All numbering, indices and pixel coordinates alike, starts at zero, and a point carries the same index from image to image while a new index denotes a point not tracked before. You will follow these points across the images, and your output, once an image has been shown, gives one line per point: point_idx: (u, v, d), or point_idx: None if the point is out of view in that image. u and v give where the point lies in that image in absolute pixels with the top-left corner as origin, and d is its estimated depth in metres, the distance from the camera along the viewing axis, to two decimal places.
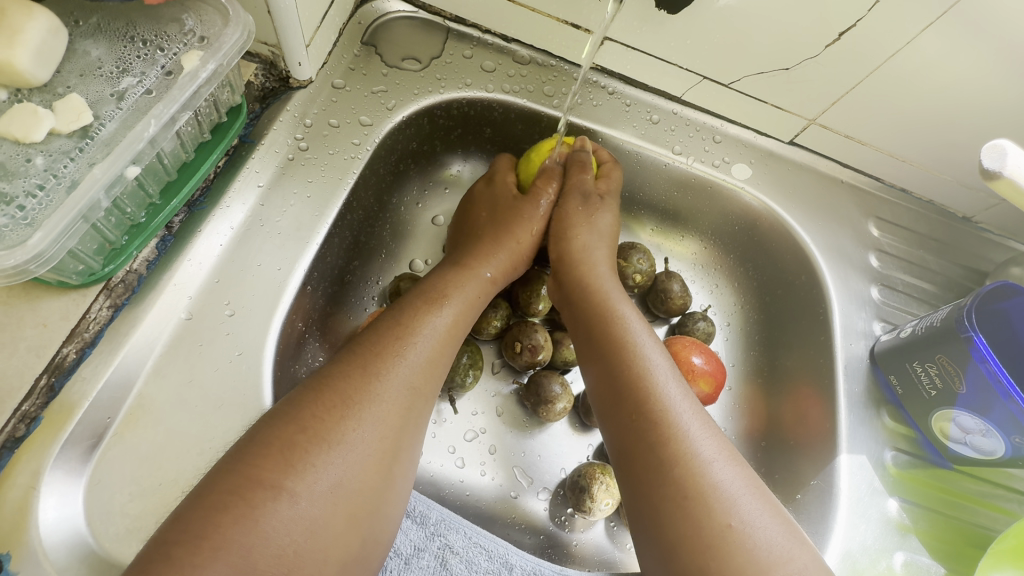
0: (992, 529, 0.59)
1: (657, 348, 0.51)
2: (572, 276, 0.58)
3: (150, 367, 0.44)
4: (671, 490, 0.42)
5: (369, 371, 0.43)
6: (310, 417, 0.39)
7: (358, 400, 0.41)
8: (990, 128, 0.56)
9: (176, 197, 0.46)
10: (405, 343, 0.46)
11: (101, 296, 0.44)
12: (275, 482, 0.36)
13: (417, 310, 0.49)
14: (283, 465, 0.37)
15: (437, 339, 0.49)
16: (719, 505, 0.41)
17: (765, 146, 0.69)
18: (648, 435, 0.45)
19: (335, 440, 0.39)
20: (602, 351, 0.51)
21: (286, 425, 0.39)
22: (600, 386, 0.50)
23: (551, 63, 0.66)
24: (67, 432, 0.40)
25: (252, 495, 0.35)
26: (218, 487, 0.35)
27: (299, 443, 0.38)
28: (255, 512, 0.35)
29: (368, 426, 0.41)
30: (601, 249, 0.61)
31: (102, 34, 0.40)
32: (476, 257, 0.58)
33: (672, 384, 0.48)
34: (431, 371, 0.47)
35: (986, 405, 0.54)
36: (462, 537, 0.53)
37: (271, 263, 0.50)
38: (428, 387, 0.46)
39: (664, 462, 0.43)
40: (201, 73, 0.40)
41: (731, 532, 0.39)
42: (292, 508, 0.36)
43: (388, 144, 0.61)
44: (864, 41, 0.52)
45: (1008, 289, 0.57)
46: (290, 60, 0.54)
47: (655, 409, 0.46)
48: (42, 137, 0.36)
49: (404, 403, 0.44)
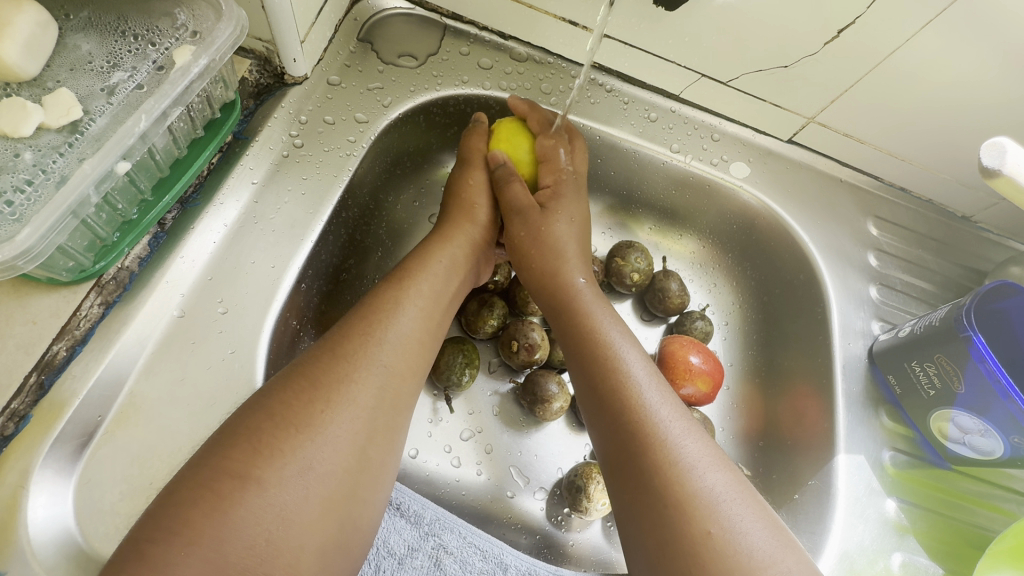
0: (991, 529, 0.58)
1: (638, 354, 0.51)
2: (546, 286, 0.57)
3: (142, 365, 0.43)
4: (653, 500, 0.41)
5: (338, 353, 0.43)
6: (278, 403, 0.39)
7: (328, 386, 0.41)
8: (989, 127, 0.56)
9: (168, 194, 0.46)
10: (377, 325, 0.46)
11: (92, 293, 0.44)
12: (243, 471, 0.36)
13: (389, 292, 0.49)
14: (251, 453, 0.36)
15: (412, 321, 0.48)
16: (701, 511, 0.40)
17: (764, 144, 0.69)
18: (629, 444, 0.44)
19: (304, 425, 0.39)
20: (584, 360, 0.51)
21: (257, 414, 0.39)
22: (583, 396, 0.50)
23: (548, 61, 0.66)
24: (57, 431, 0.40)
25: (219, 487, 0.35)
26: (193, 479, 0.35)
27: (269, 430, 0.38)
28: (223, 503, 0.34)
29: (339, 411, 0.40)
30: (572, 260, 0.58)
31: (93, 28, 0.40)
32: (442, 228, 0.58)
33: (653, 392, 0.47)
34: (407, 353, 0.46)
35: (985, 404, 0.53)
36: (457, 536, 0.52)
37: (265, 260, 0.50)
38: (403, 368, 0.45)
39: (645, 471, 0.43)
40: (193, 68, 0.40)
41: (713, 539, 0.39)
42: (262, 496, 0.35)
43: (384, 142, 0.61)
44: (863, 39, 0.52)
45: (1008, 288, 0.56)
46: (285, 56, 0.53)
47: (637, 415, 0.45)
48: (31, 132, 0.36)
49: (378, 386, 0.43)
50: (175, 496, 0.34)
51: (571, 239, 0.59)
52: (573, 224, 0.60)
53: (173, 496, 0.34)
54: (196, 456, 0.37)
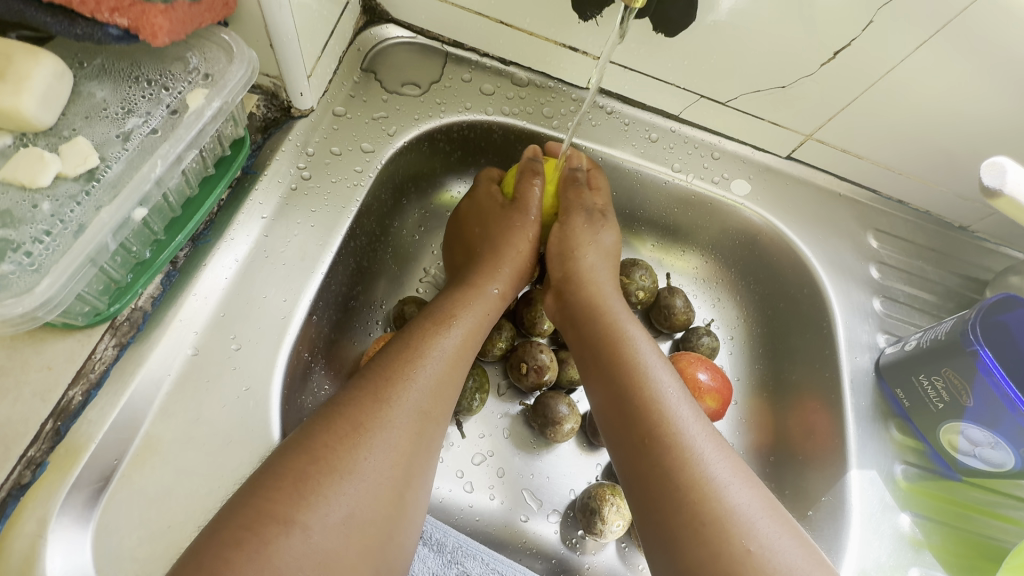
0: (1005, 540, 0.59)
1: (665, 370, 0.51)
2: (577, 301, 0.57)
3: (158, 406, 0.43)
4: (687, 517, 0.42)
5: (379, 394, 0.43)
6: (320, 446, 0.39)
7: (370, 427, 0.41)
8: (986, 142, 0.57)
9: (181, 233, 0.46)
10: (414, 365, 0.46)
11: (106, 335, 0.44)
12: (288, 516, 0.36)
13: (427, 332, 0.50)
14: (295, 497, 0.36)
15: (447, 361, 0.48)
16: (737, 530, 0.40)
17: (763, 161, 0.70)
18: (662, 461, 0.45)
19: (347, 469, 0.39)
20: (609, 374, 0.51)
21: (298, 456, 0.38)
22: (608, 410, 0.50)
23: (548, 85, 0.66)
24: (74, 476, 0.40)
25: (265, 531, 0.35)
26: (234, 521, 0.35)
27: (312, 474, 0.38)
28: (268, 548, 0.34)
29: (380, 453, 0.41)
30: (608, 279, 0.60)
31: (106, 75, 0.40)
32: (479, 274, 0.58)
33: (683, 408, 0.48)
34: (442, 393, 0.47)
35: (994, 418, 0.54)
36: (480, 564, 0.52)
37: (277, 294, 0.50)
38: (437, 410, 0.46)
39: (678, 487, 0.43)
40: (206, 111, 0.41)
41: (751, 558, 0.39)
42: (305, 542, 0.35)
43: (390, 169, 0.61)
44: (859, 60, 0.53)
45: (1010, 300, 0.57)
46: (292, 90, 0.54)
47: (671, 432, 0.46)
48: (49, 182, 0.36)
49: (415, 426, 0.43)
50: (220, 537, 0.34)
51: (607, 274, 0.60)
52: (614, 240, 0.63)
53: (217, 534, 0.34)
54: (239, 492, 0.37)
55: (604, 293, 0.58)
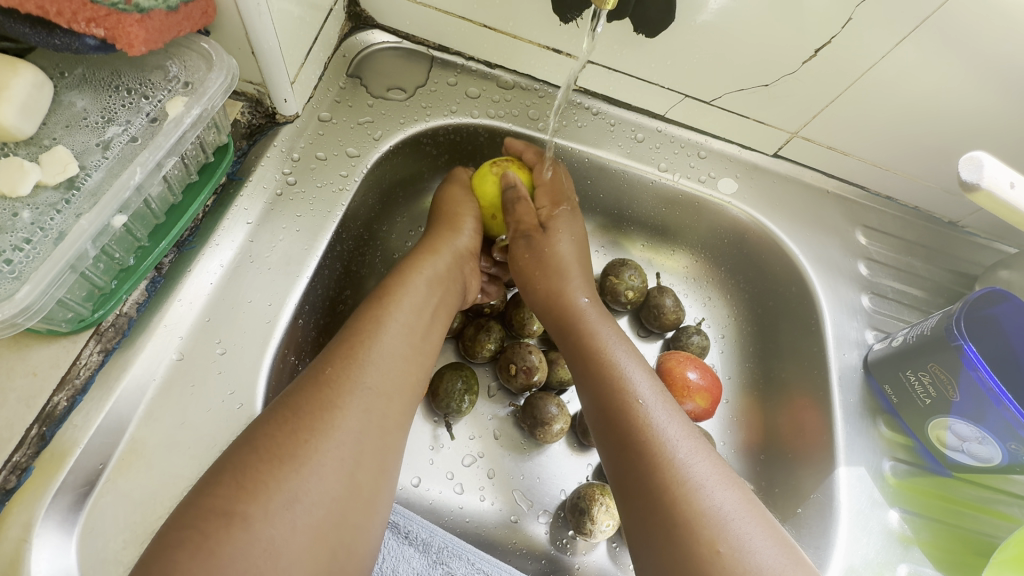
0: (995, 536, 0.59)
1: (646, 375, 0.51)
2: (556, 301, 0.59)
3: (142, 411, 0.44)
4: (663, 518, 0.42)
5: (323, 381, 0.44)
6: (264, 438, 0.40)
7: (313, 415, 0.41)
8: (970, 137, 0.57)
9: (165, 239, 0.47)
10: (361, 350, 0.46)
11: (91, 341, 0.44)
12: (229, 508, 0.36)
13: (374, 314, 0.50)
14: (237, 489, 0.37)
15: (395, 341, 0.48)
16: (709, 531, 0.40)
17: (749, 159, 0.70)
18: (640, 464, 0.45)
19: (290, 457, 0.39)
20: (592, 379, 0.52)
21: (247, 449, 0.39)
22: (592, 417, 0.51)
23: (534, 87, 0.67)
24: (59, 481, 0.40)
25: (206, 525, 0.35)
26: (183, 521, 0.35)
27: (253, 464, 0.38)
28: (210, 541, 0.34)
29: (324, 440, 0.40)
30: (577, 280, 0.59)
31: (87, 85, 0.41)
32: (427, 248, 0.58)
33: (660, 411, 0.48)
34: (392, 374, 0.47)
35: (980, 412, 0.54)
36: (466, 563, 0.53)
37: (262, 299, 0.50)
38: (392, 391, 0.46)
39: (653, 488, 0.43)
40: (185, 119, 0.41)
41: (720, 558, 0.39)
42: (249, 531, 0.35)
43: (377, 173, 0.62)
44: (838, 58, 0.54)
45: (997, 294, 0.57)
46: (276, 97, 0.54)
47: (646, 434, 0.46)
48: (29, 191, 0.37)
49: (364, 410, 0.43)
50: (180, 538, 0.34)
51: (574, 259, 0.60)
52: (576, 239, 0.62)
53: (162, 537, 0.35)
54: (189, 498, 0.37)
55: (575, 300, 0.58)
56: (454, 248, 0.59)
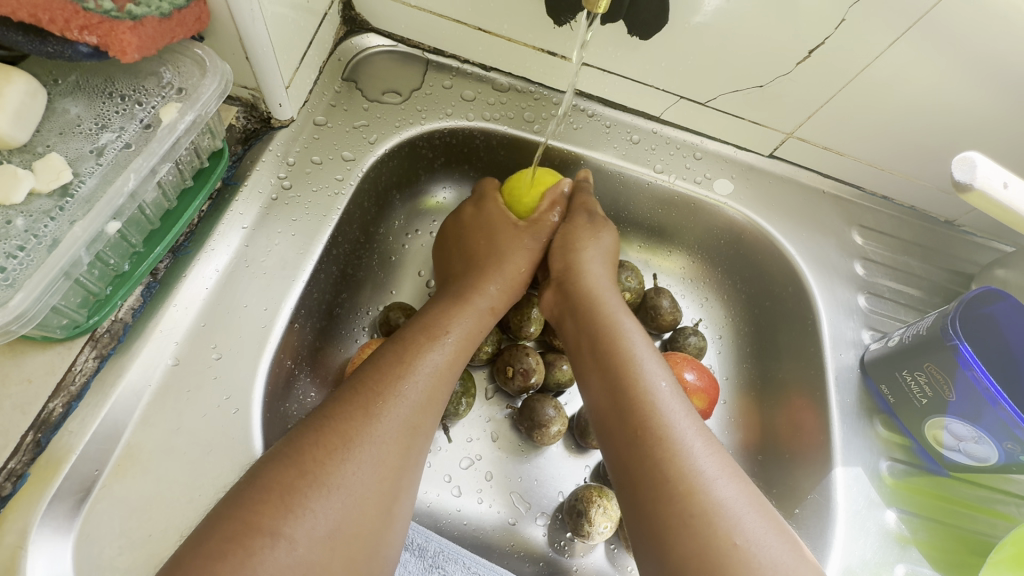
0: (991, 535, 0.59)
1: (660, 364, 0.51)
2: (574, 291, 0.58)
3: (138, 417, 0.44)
4: (675, 507, 0.42)
5: (369, 411, 0.43)
6: (309, 459, 0.40)
7: (357, 441, 0.41)
8: (965, 136, 0.57)
9: (159, 245, 0.47)
10: (404, 376, 0.46)
11: (87, 347, 0.45)
12: (274, 527, 0.36)
13: (417, 346, 0.49)
14: (283, 509, 0.37)
15: (436, 376, 0.48)
16: (724, 523, 0.40)
17: (745, 160, 0.70)
18: (653, 451, 0.44)
19: (334, 483, 0.39)
20: (603, 368, 0.51)
21: (286, 466, 0.39)
22: (601, 402, 0.50)
23: (530, 89, 0.67)
24: (54, 487, 0.40)
25: (248, 541, 0.35)
26: (217, 532, 0.36)
27: (297, 486, 0.38)
28: (252, 559, 0.34)
29: (365, 463, 0.41)
30: (601, 270, 0.59)
31: (80, 91, 0.41)
32: (471, 287, 0.57)
33: (676, 404, 0.47)
34: (432, 407, 0.47)
35: (977, 412, 0.54)
36: (461, 567, 0.53)
37: (258, 303, 0.50)
38: (429, 423, 0.46)
39: (665, 478, 0.43)
40: (179, 125, 0.42)
41: (736, 551, 0.39)
42: (291, 554, 0.36)
43: (372, 177, 0.62)
44: (832, 59, 0.54)
45: (992, 293, 0.57)
46: (271, 101, 0.55)
47: (660, 423, 0.46)
48: (22, 198, 0.37)
49: (403, 441, 0.43)
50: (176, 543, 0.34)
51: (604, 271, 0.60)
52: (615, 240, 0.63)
53: (198, 547, 0.35)
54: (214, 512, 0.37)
55: (593, 285, 0.58)
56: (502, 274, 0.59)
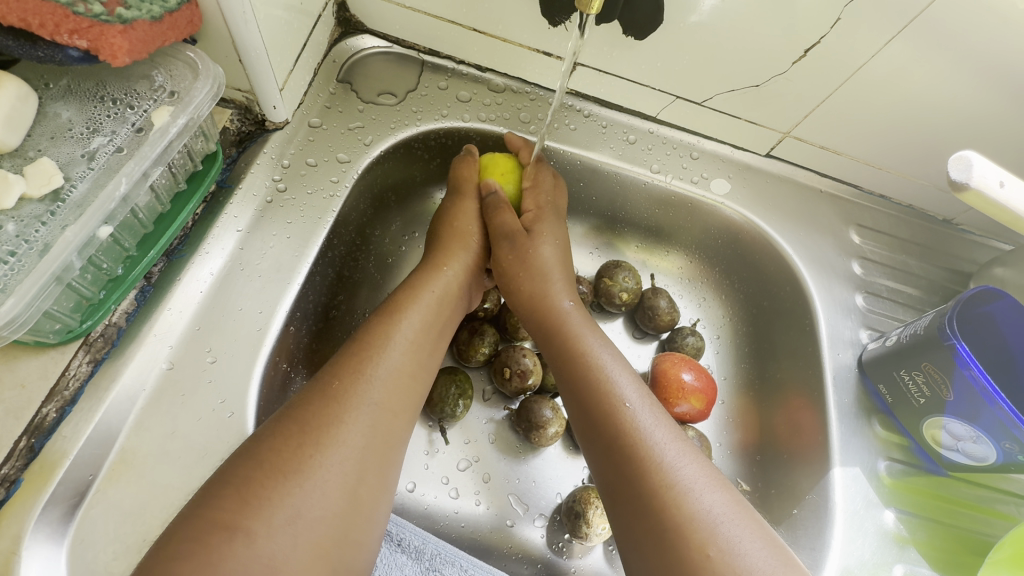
0: (991, 535, 0.59)
1: (630, 378, 0.51)
2: (539, 309, 0.58)
3: (132, 421, 0.44)
4: (652, 522, 0.42)
5: (329, 395, 0.43)
6: (269, 450, 0.40)
7: (319, 429, 0.41)
8: (961, 135, 0.57)
9: (153, 248, 0.47)
10: (365, 363, 0.46)
11: (80, 352, 0.44)
12: (233, 522, 0.36)
13: (378, 326, 0.50)
14: (240, 502, 0.37)
15: (399, 354, 0.49)
16: (698, 535, 0.40)
17: (742, 159, 0.70)
18: (626, 469, 0.45)
19: (294, 472, 0.39)
20: (576, 386, 0.51)
21: (248, 461, 0.39)
22: (579, 424, 0.51)
23: (525, 90, 0.67)
24: (49, 492, 0.40)
25: (208, 539, 0.35)
26: (180, 534, 0.35)
27: (257, 479, 0.38)
28: (212, 556, 0.34)
29: (330, 455, 0.41)
30: (558, 284, 0.59)
31: (72, 96, 0.41)
32: (435, 256, 0.59)
33: (647, 414, 0.48)
34: (397, 387, 0.47)
35: (975, 411, 0.54)
36: (458, 569, 0.53)
37: (253, 306, 0.50)
38: (397, 412, 0.46)
39: (641, 493, 0.43)
40: (171, 128, 0.42)
41: (711, 562, 0.39)
42: (250, 547, 0.35)
43: (368, 178, 0.62)
44: (827, 58, 0.54)
45: (990, 292, 0.57)
46: (265, 104, 0.55)
47: (632, 439, 0.46)
48: (14, 203, 0.37)
49: (370, 425, 0.44)
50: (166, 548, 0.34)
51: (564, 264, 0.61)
52: (557, 245, 0.61)
53: (159, 551, 0.34)
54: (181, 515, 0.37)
55: (559, 306, 0.57)
56: (464, 261, 0.59)
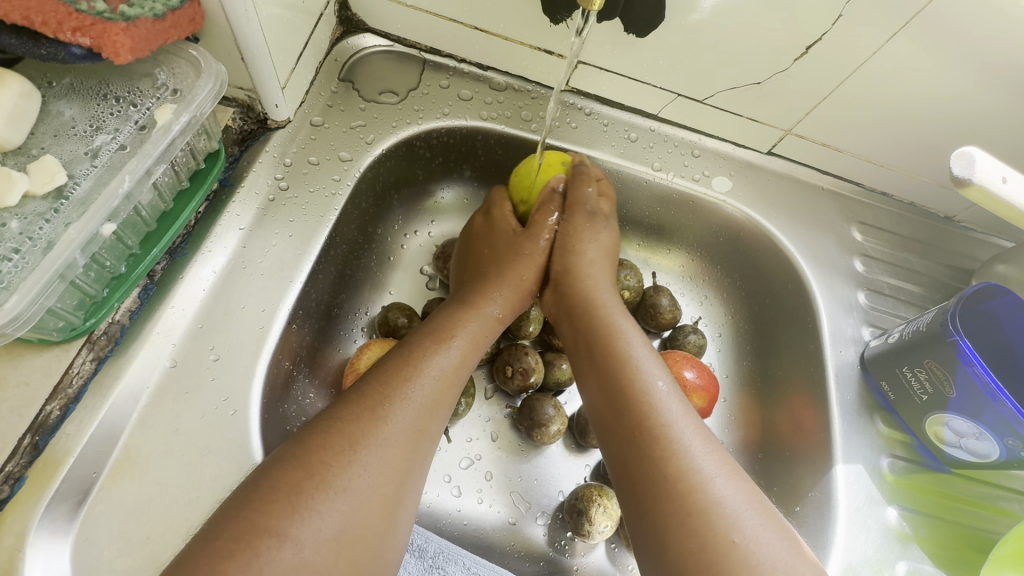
0: (994, 531, 0.58)
1: (658, 364, 0.51)
2: (572, 294, 0.58)
3: (136, 419, 0.44)
4: (672, 505, 0.42)
5: (376, 412, 0.43)
6: (316, 460, 0.39)
7: (365, 443, 0.41)
8: (963, 131, 0.57)
9: (156, 246, 0.47)
10: (410, 381, 0.46)
11: (84, 350, 0.45)
12: (281, 529, 0.35)
13: (424, 350, 0.49)
14: (290, 510, 0.36)
15: (440, 380, 0.48)
16: (721, 521, 0.40)
17: (743, 157, 0.70)
18: (650, 451, 0.44)
19: (341, 485, 0.39)
20: (602, 368, 0.51)
21: (293, 468, 0.39)
22: (600, 403, 0.50)
23: (527, 88, 0.67)
24: (53, 489, 0.40)
25: (255, 543, 0.34)
26: (224, 531, 0.35)
27: (306, 489, 0.38)
28: (258, 561, 0.34)
29: (370, 466, 0.41)
30: (607, 273, 0.60)
31: (75, 94, 0.41)
32: (479, 294, 0.57)
33: (673, 401, 0.48)
34: (437, 412, 0.47)
35: (977, 408, 0.54)
36: (461, 567, 0.52)
37: (255, 304, 0.50)
38: (432, 422, 0.46)
39: (663, 475, 0.43)
40: (174, 126, 0.42)
41: (735, 548, 0.39)
42: (297, 556, 0.35)
43: (370, 176, 0.62)
44: (829, 54, 0.54)
45: (991, 289, 0.57)
46: (267, 102, 0.55)
47: (657, 422, 0.46)
48: (17, 201, 0.37)
49: (409, 443, 0.43)
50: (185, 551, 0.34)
51: (604, 270, 0.60)
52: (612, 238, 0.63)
53: (197, 553, 0.34)
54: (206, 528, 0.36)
55: (594, 290, 0.58)
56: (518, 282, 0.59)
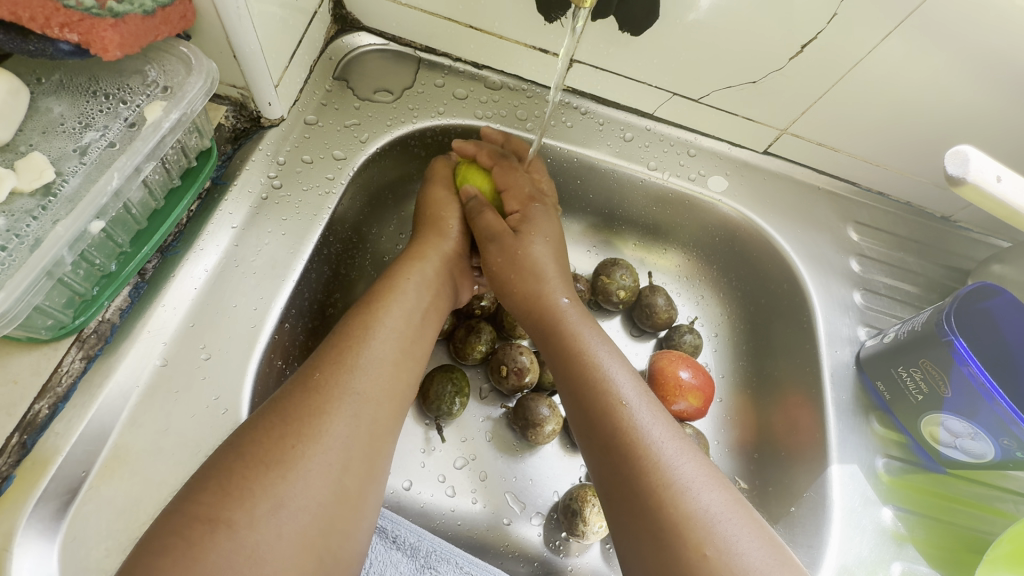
0: (990, 533, 0.58)
1: (628, 376, 0.50)
2: (533, 305, 0.56)
3: (125, 418, 0.44)
4: (649, 521, 0.41)
5: (310, 387, 0.43)
6: (249, 442, 0.40)
7: (300, 420, 0.41)
8: (958, 131, 0.57)
9: (146, 244, 0.47)
10: (350, 354, 0.45)
11: (73, 348, 0.44)
12: (214, 516, 0.36)
13: (364, 316, 0.49)
14: (220, 496, 0.37)
15: (382, 346, 0.47)
16: (697, 533, 0.40)
17: (740, 156, 0.70)
18: (624, 468, 0.44)
19: (274, 462, 0.39)
20: (574, 384, 0.50)
21: (229, 455, 0.39)
22: (575, 421, 0.50)
23: (522, 87, 0.66)
24: (41, 489, 0.40)
25: (190, 532, 0.35)
26: (164, 528, 0.35)
27: (238, 470, 0.38)
28: (194, 550, 0.34)
29: (311, 447, 0.40)
30: (556, 278, 0.57)
31: (64, 91, 0.41)
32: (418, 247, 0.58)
33: (644, 411, 0.47)
34: (383, 375, 0.46)
35: (972, 408, 0.53)
36: (454, 567, 0.53)
37: (247, 302, 0.50)
38: (378, 392, 0.45)
39: (638, 492, 0.43)
40: (163, 123, 0.41)
41: (707, 561, 0.39)
42: (232, 539, 0.35)
43: (364, 175, 0.61)
44: (823, 54, 0.53)
45: (989, 288, 0.57)
46: (260, 100, 0.54)
47: (629, 437, 0.45)
48: (4, 197, 0.37)
49: (354, 415, 0.43)
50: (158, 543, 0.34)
51: (551, 264, 0.57)
52: (549, 240, 0.59)
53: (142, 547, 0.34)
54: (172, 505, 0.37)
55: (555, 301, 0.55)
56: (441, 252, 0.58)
